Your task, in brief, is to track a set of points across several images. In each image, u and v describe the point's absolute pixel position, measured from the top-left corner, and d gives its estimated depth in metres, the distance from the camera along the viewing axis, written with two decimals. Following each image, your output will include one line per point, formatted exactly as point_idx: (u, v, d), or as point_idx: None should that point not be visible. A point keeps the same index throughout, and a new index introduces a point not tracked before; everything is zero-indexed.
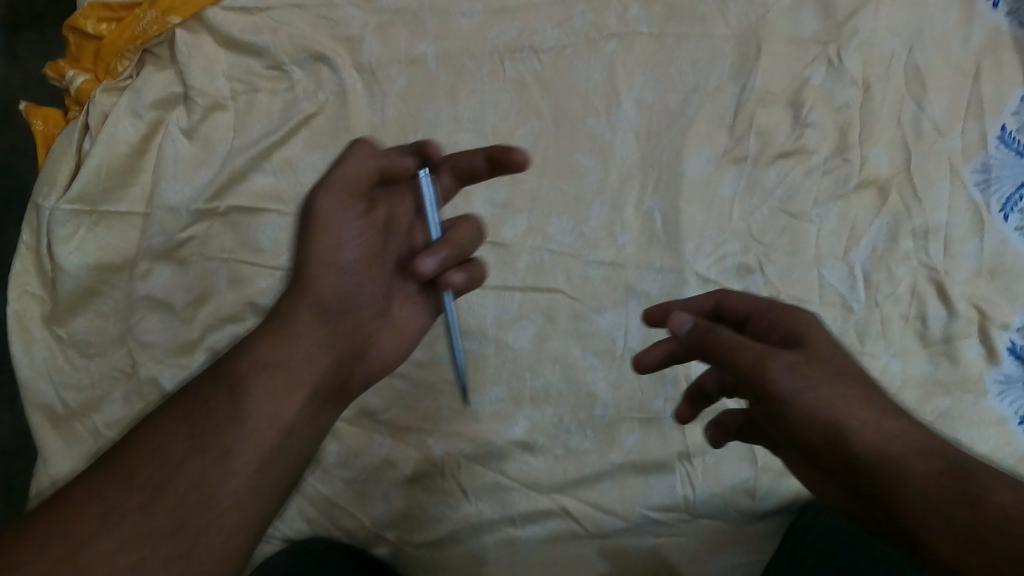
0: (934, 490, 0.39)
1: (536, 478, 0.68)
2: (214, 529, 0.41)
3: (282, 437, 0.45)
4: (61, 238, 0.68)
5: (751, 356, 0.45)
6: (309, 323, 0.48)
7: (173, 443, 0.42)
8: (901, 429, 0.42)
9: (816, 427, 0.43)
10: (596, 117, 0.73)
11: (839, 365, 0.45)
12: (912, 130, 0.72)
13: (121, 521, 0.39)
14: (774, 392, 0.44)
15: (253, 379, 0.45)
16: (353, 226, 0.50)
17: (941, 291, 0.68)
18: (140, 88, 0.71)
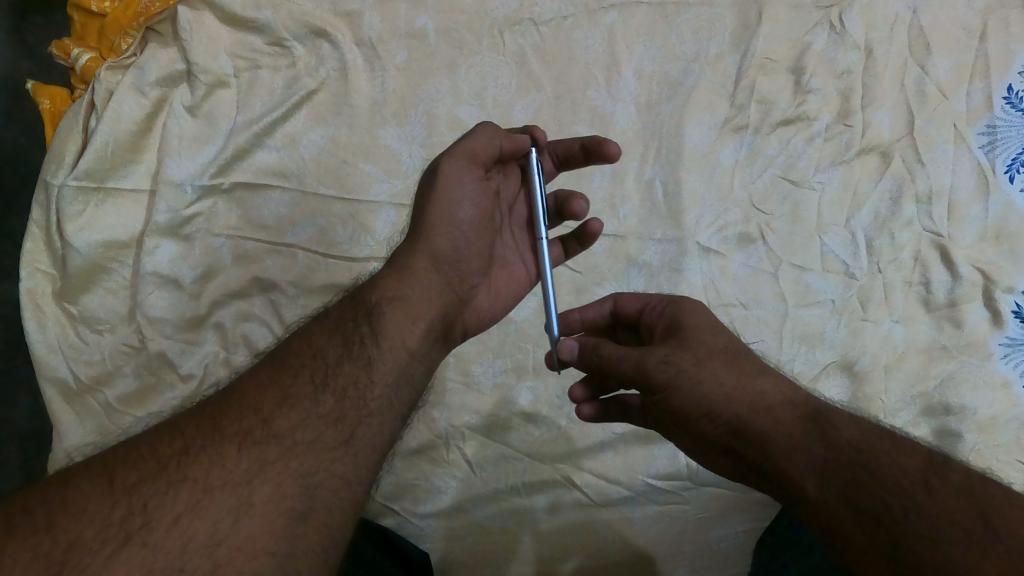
0: (818, 453, 0.43)
1: (539, 449, 0.69)
2: (357, 449, 0.42)
3: (405, 369, 0.47)
4: (70, 214, 0.69)
5: (631, 362, 0.48)
6: (431, 272, 0.51)
7: (303, 375, 0.44)
8: (779, 398, 0.46)
9: (697, 411, 0.47)
10: (596, 89, 0.73)
11: (712, 350, 0.49)
12: (916, 93, 0.71)
13: (297, 446, 0.40)
14: (663, 387, 0.47)
15: (385, 311, 0.48)
16: (471, 188, 0.54)
17: (945, 256, 0.67)
18: (144, 66, 0.72)
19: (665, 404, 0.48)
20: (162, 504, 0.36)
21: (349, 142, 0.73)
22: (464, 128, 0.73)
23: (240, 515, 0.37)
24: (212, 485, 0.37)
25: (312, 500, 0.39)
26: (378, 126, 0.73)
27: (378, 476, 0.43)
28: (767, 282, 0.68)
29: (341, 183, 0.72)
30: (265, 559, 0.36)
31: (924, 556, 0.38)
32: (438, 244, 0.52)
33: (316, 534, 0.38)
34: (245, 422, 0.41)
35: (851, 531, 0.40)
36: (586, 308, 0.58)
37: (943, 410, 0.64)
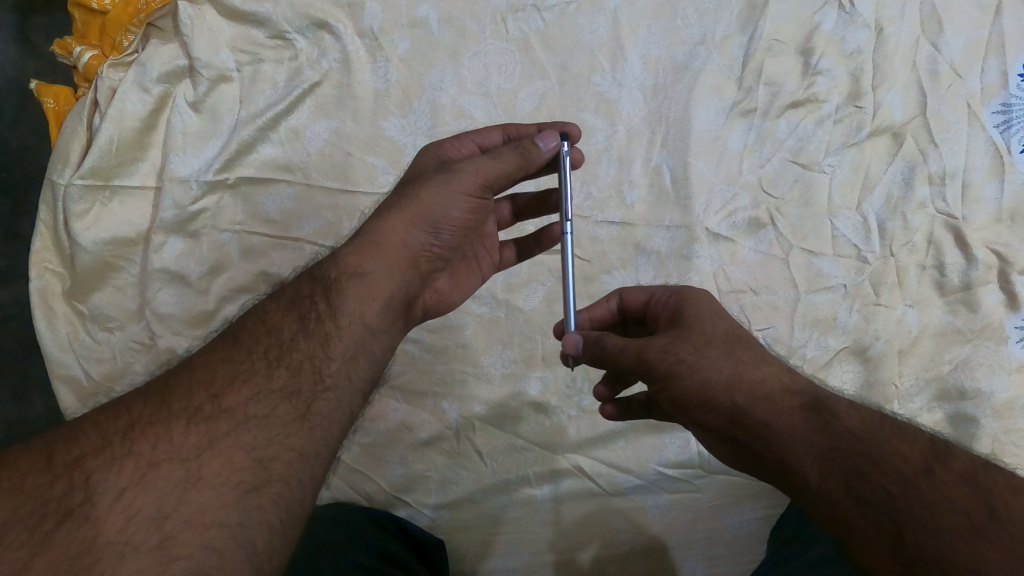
0: (820, 441, 0.42)
1: (550, 438, 0.69)
2: (312, 424, 0.43)
3: (364, 345, 0.48)
4: (76, 213, 0.69)
5: (631, 352, 0.48)
6: (404, 255, 0.51)
7: (255, 353, 0.45)
8: (777, 385, 0.45)
9: (696, 398, 0.46)
10: (601, 75, 0.72)
11: (710, 339, 0.48)
12: (928, 72, 0.70)
13: (248, 420, 0.41)
14: (661, 376, 0.47)
15: (344, 287, 0.49)
16: (452, 189, 0.51)
17: (959, 238, 0.66)
18: (147, 62, 0.71)
19: (665, 394, 0.47)
20: (106, 478, 0.37)
21: (353, 135, 0.72)
22: (469, 118, 0.72)
23: (188, 488, 0.38)
24: (158, 459, 0.38)
25: (264, 473, 0.40)
26: (382, 118, 0.72)
27: (335, 449, 0.44)
28: (778, 267, 0.67)
29: (347, 176, 0.72)
30: (216, 531, 0.37)
31: (927, 545, 0.37)
32: (419, 230, 0.51)
33: (270, 503, 0.39)
34: (195, 398, 0.42)
35: (857, 521, 0.39)
36: (593, 307, 0.58)
37: (957, 394, 0.64)
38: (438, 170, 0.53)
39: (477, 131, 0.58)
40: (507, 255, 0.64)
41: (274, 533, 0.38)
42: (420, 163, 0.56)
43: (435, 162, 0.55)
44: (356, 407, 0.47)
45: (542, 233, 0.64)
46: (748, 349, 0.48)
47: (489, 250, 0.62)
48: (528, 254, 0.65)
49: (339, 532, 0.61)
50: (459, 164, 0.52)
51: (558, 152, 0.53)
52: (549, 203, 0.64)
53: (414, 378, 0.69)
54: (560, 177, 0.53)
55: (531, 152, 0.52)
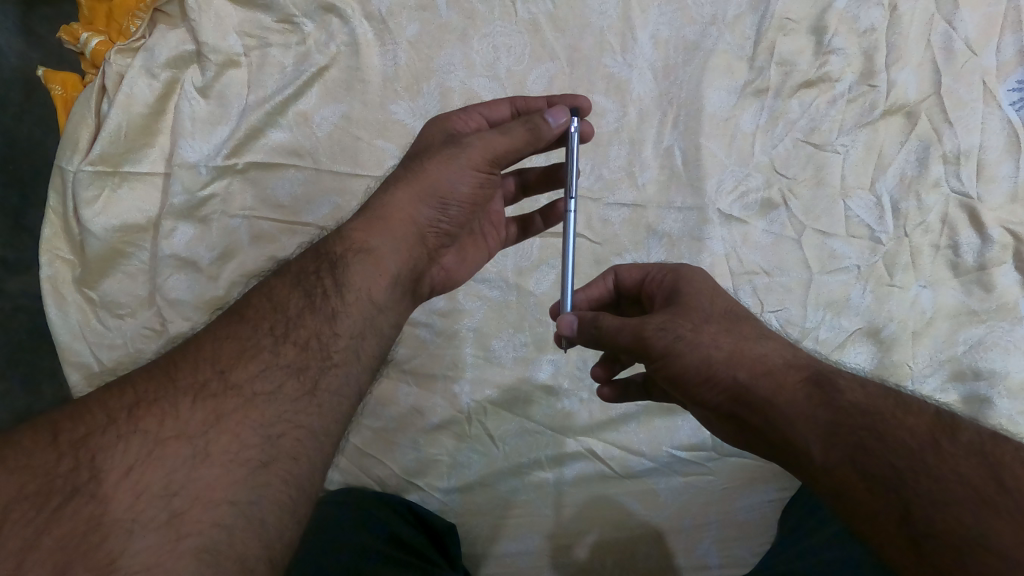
0: (822, 418, 0.41)
1: (562, 422, 0.68)
2: (320, 400, 0.43)
3: (371, 321, 0.48)
4: (86, 200, 0.69)
5: (626, 331, 0.47)
6: (411, 231, 0.51)
7: (261, 330, 0.45)
8: (779, 361, 0.45)
9: (696, 377, 0.46)
10: (612, 56, 0.71)
11: (708, 316, 0.48)
12: (942, 51, 0.69)
13: (256, 397, 0.41)
14: (660, 355, 0.47)
15: (350, 263, 0.49)
16: (459, 166, 0.51)
17: (974, 218, 0.66)
18: (154, 47, 0.71)
19: (664, 374, 0.47)
20: (113, 456, 0.37)
21: (362, 119, 0.72)
22: (478, 100, 0.72)
23: (197, 464, 0.38)
24: (165, 436, 0.38)
25: (272, 449, 0.40)
26: (392, 101, 0.72)
27: (343, 427, 0.44)
28: (791, 248, 0.67)
29: (356, 160, 0.71)
30: (226, 508, 0.37)
31: (936, 519, 0.36)
32: (426, 206, 0.52)
33: (279, 480, 0.39)
34: (200, 375, 0.41)
35: (862, 496, 0.38)
36: (590, 287, 0.58)
37: (972, 374, 0.63)
38: (443, 145, 0.53)
39: (485, 106, 0.57)
40: (512, 232, 0.64)
41: (285, 510, 0.39)
42: (426, 137, 0.56)
43: (442, 137, 0.55)
44: (363, 384, 0.47)
45: (548, 212, 0.64)
46: (748, 326, 0.48)
47: (496, 227, 0.61)
48: (535, 232, 0.66)
49: (352, 522, 0.61)
50: (465, 139, 0.52)
51: (569, 128, 0.53)
52: (556, 177, 0.63)
53: (425, 362, 0.69)
54: (568, 153, 0.52)
55: (540, 129, 0.51)
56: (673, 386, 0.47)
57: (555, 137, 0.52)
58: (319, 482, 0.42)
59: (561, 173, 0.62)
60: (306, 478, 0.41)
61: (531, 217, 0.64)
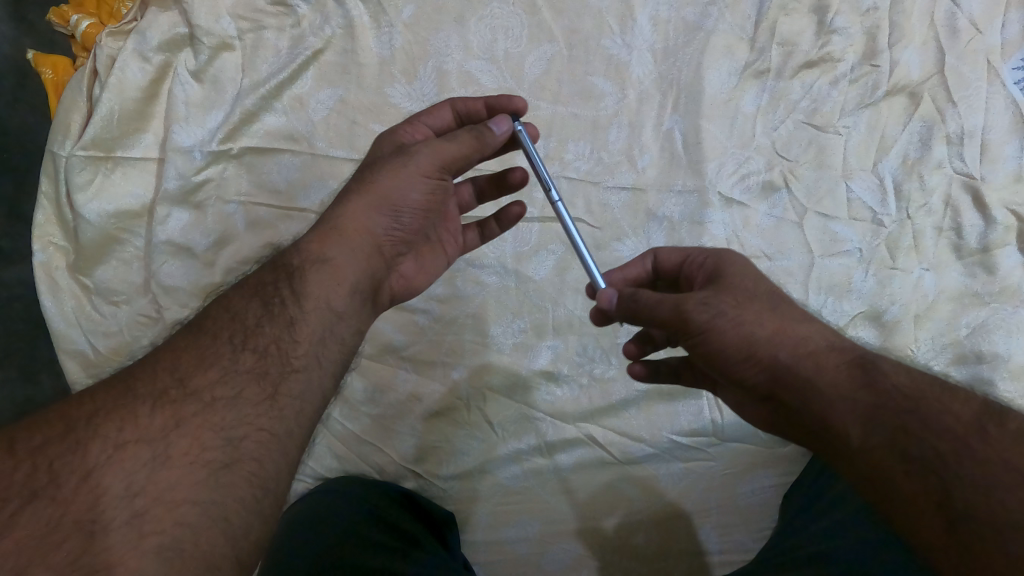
0: (863, 400, 0.41)
1: (561, 408, 0.68)
2: (282, 404, 0.42)
3: (331, 328, 0.47)
4: (79, 185, 0.68)
5: (667, 305, 0.45)
6: (367, 241, 0.50)
7: (220, 338, 0.44)
8: (822, 341, 0.45)
9: (738, 355, 0.44)
10: (611, 37, 0.71)
11: (755, 293, 0.47)
12: (946, 30, 0.68)
13: (215, 402, 0.41)
14: (700, 329, 0.45)
15: (307, 273, 0.47)
16: (409, 176, 0.50)
17: (977, 199, 0.65)
18: (146, 30, 0.70)
19: (700, 350, 0.46)
20: (71, 462, 0.37)
21: (358, 103, 0.71)
22: (476, 83, 0.71)
23: (156, 467, 0.37)
24: (124, 441, 0.38)
25: (235, 451, 0.39)
26: (387, 84, 0.71)
27: (309, 429, 0.43)
28: (792, 232, 0.66)
29: (352, 144, 0.70)
30: (187, 509, 0.37)
31: (977, 507, 0.37)
32: (379, 214, 0.50)
33: (241, 481, 0.39)
34: (159, 382, 0.41)
35: (900, 479, 0.39)
36: (628, 266, 0.56)
37: (974, 357, 0.62)
38: (393, 154, 0.52)
39: (437, 113, 0.57)
40: (471, 238, 0.62)
41: (248, 510, 0.38)
42: (375, 152, 0.54)
43: (390, 148, 0.54)
44: (327, 388, 0.46)
45: (503, 214, 0.61)
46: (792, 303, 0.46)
47: (451, 233, 0.59)
48: (492, 236, 0.63)
49: (354, 511, 0.61)
50: (414, 146, 0.51)
51: (514, 134, 0.53)
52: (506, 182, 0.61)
53: (423, 348, 0.69)
54: (527, 152, 0.52)
55: (485, 136, 0.51)
56: (709, 363, 0.46)
57: (501, 143, 0.52)
58: (286, 482, 0.41)
59: (511, 177, 0.60)
60: (271, 477, 0.40)
61: (489, 221, 0.62)
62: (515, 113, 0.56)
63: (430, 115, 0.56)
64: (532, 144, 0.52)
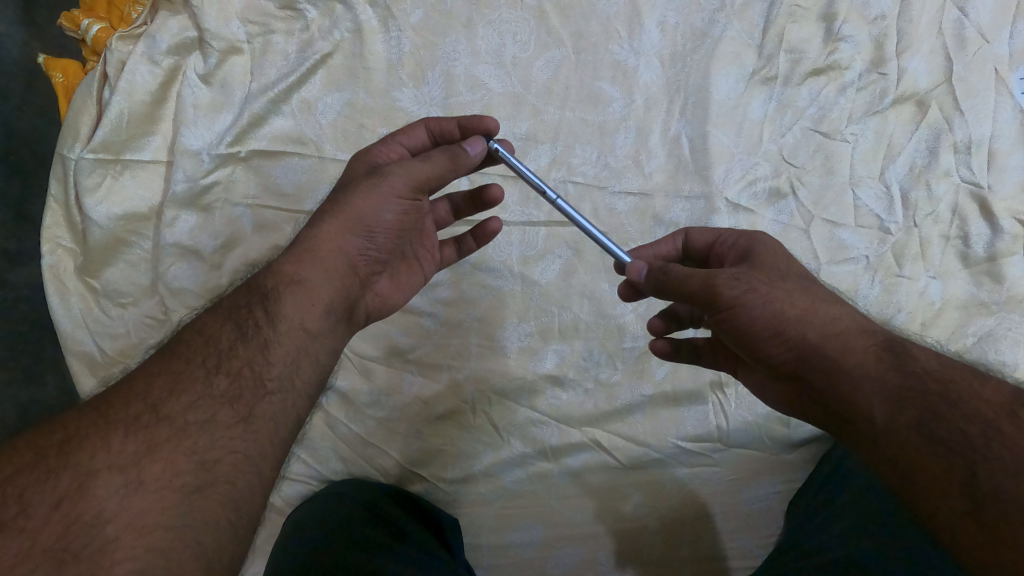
0: (892, 380, 0.43)
1: (567, 412, 0.68)
2: (256, 426, 0.43)
3: (306, 349, 0.47)
4: (88, 187, 0.68)
5: (698, 279, 0.47)
6: (341, 260, 0.51)
7: (194, 361, 0.44)
8: (852, 324, 0.47)
9: (766, 332, 0.46)
10: (619, 43, 0.71)
11: (783, 274, 0.49)
12: (953, 38, 0.68)
13: (189, 426, 0.41)
14: (730, 305, 0.46)
15: (282, 295, 0.48)
16: (382, 199, 0.52)
17: (985, 207, 0.65)
18: (156, 34, 0.70)
19: (727, 325, 0.47)
20: (41, 492, 0.36)
21: (366, 107, 0.71)
22: (483, 88, 0.71)
23: (130, 493, 0.37)
24: (96, 468, 0.38)
25: (209, 474, 0.40)
26: (395, 88, 0.71)
27: (283, 450, 0.44)
28: (799, 238, 0.66)
29: (360, 148, 0.70)
30: (162, 533, 0.37)
31: (1002, 483, 0.38)
32: (353, 235, 0.51)
33: (216, 504, 0.39)
34: (132, 408, 0.41)
35: (924, 456, 0.40)
36: (657, 244, 0.58)
37: (981, 367, 0.62)
38: (366, 174, 0.53)
39: (409, 134, 0.57)
40: (449, 254, 0.64)
41: (223, 533, 0.39)
42: (349, 173, 0.55)
43: (363, 171, 0.55)
44: (300, 409, 0.46)
45: (480, 230, 0.63)
46: (822, 287, 0.48)
47: (429, 249, 0.61)
48: (470, 251, 0.65)
49: (364, 515, 0.61)
50: (387, 166, 0.52)
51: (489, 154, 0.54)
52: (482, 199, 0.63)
53: (429, 351, 0.69)
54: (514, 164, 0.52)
55: (460, 157, 0.52)
56: (734, 339, 0.48)
57: (475, 164, 0.54)
58: (259, 504, 0.42)
59: (487, 195, 0.61)
60: (246, 498, 0.41)
61: (466, 236, 0.64)
62: (487, 133, 0.57)
63: (403, 137, 0.57)
64: (513, 159, 0.53)
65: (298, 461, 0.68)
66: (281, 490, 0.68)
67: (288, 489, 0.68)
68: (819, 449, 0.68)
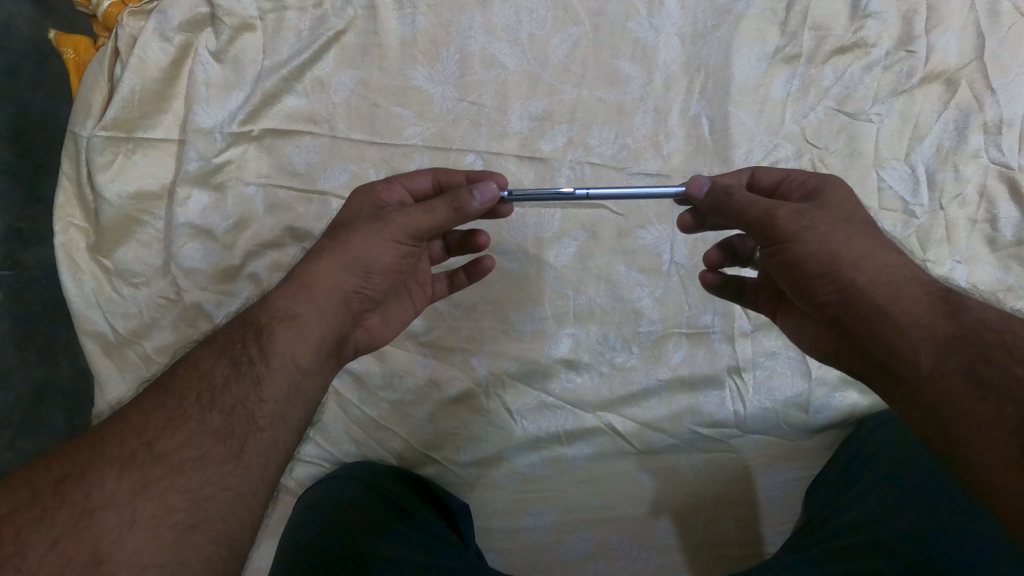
0: (941, 327, 0.42)
1: (582, 396, 0.67)
2: (247, 462, 0.42)
3: (296, 386, 0.46)
4: (100, 166, 0.68)
5: (760, 207, 0.48)
6: (336, 297, 0.50)
7: (188, 398, 0.43)
8: (905, 273, 0.45)
9: (819, 268, 0.46)
10: (638, 20, 0.69)
11: (848, 218, 0.48)
12: (985, 16, 0.66)
13: (181, 464, 0.40)
14: (788, 235, 0.47)
15: (275, 330, 0.47)
16: (380, 242, 0.51)
17: (1014, 190, 0.63)
18: (167, 9, 0.69)
19: (782, 257, 0.48)
20: (38, 531, 0.36)
21: (380, 85, 0.70)
22: (499, 66, 0.70)
23: (124, 531, 0.37)
24: (91, 507, 0.37)
25: (202, 511, 0.39)
26: (410, 66, 0.70)
27: (274, 486, 0.43)
28: None
29: (374, 127, 0.70)
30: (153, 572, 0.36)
31: None
32: (349, 274, 0.51)
33: (208, 541, 0.38)
34: (126, 446, 0.40)
35: (972, 405, 0.39)
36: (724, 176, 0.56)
37: None
38: (371, 216, 0.53)
39: (405, 177, 0.58)
40: (439, 289, 0.64)
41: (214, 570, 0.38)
42: (352, 207, 0.55)
43: (367, 208, 0.55)
44: (291, 444, 0.46)
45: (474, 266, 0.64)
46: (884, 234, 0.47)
47: (421, 284, 0.62)
48: (461, 287, 0.65)
49: (380, 498, 0.61)
50: (390, 212, 0.52)
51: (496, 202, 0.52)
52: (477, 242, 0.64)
53: (442, 333, 0.68)
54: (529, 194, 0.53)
55: (465, 206, 0.51)
56: (786, 273, 0.48)
57: (481, 212, 0.52)
58: (249, 542, 0.41)
59: (480, 239, 0.63)
60: (238, 537, 0.40)
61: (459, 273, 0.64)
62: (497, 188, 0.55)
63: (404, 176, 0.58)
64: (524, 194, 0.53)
65: (310, 443, 0.68)
66: (294, 471, 0.68)
67: (301, 471, 0.68)
68: (838, 435, 0.67)
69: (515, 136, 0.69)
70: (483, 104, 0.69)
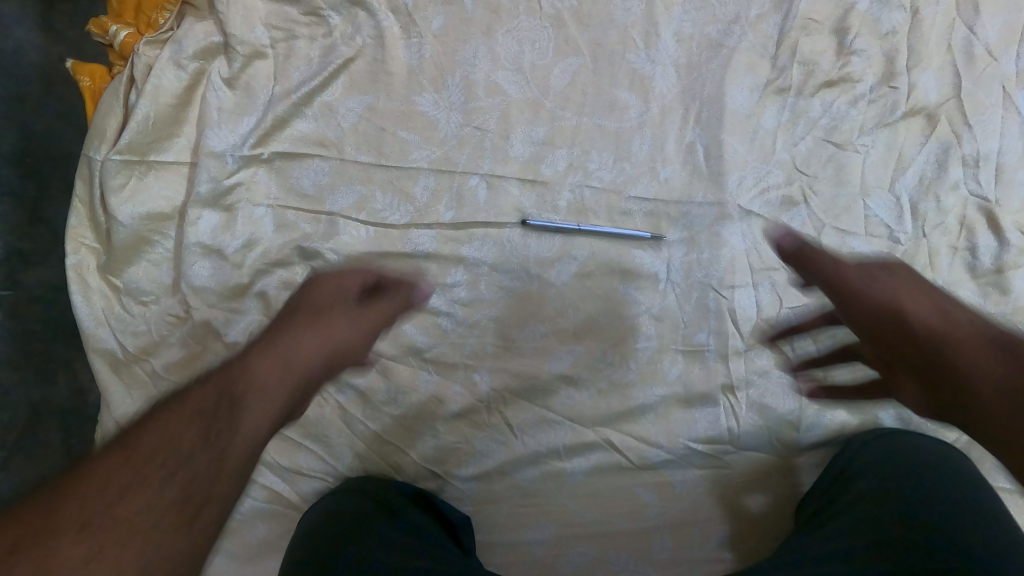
0: (1000, 372, 0.48)
1: (580, 412, 0.69)
2: (199, 532, 0.42)
3: (253, 457, 0.48)
4: (113, 188, 0.70)
5: (829, 265, 0.57)
6: (295, 383, 0.53)
7: (149, 464, 0.42)
8: (970, 328, 0.52)
9: (881, 315, 0.55)
10: (635, 51, 0.72)
11: (891, 275, 0.56)
12: (962, 55, 0.70)
13: (138, 532, 0.40)
14: (854, 288, 0.56)
15: (245, 403, 0.49)
16: (313, 342, 0.56)
17: (992, 220, 0.67)
18: (183, 39, 0.72)
19: (852, 312, 0.56)
20: None
21: (387, 111, 0.73)
22: (502, 93, 0.72)
23: None
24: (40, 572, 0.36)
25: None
26: (416, 93, 0.73)
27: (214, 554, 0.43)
28: None
29: (381, 150, 0.72)
30: None
31: None
32: (301, 371, 0.54)
33: None
34: (81, 508, 0.39)
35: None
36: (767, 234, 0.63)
37: None
38: (358, 306, 0.61)
39: (347, 274, 0.62)
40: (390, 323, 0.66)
41: None
42: (312, 298, 0.60)
43: (325, 302, 0.60)
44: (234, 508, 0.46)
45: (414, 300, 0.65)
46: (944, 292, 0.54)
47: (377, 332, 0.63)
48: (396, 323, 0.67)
49: (382, 510, 0.63)
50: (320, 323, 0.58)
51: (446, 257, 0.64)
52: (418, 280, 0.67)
53: (446, 350, 0.70)
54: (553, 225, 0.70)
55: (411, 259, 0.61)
56: (858, 326, 0.56)
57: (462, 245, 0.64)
58: None
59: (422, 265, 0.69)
60: None
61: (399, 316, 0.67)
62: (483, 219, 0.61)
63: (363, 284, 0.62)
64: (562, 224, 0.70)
65: (315, 457, 0.70)
66: (299, 485, 0.70)
67: (305, 484, 0.70)
68: (828, 452, 0.69)
69: (517, 161, 0.71)
70: (487, 130, 0.72)
